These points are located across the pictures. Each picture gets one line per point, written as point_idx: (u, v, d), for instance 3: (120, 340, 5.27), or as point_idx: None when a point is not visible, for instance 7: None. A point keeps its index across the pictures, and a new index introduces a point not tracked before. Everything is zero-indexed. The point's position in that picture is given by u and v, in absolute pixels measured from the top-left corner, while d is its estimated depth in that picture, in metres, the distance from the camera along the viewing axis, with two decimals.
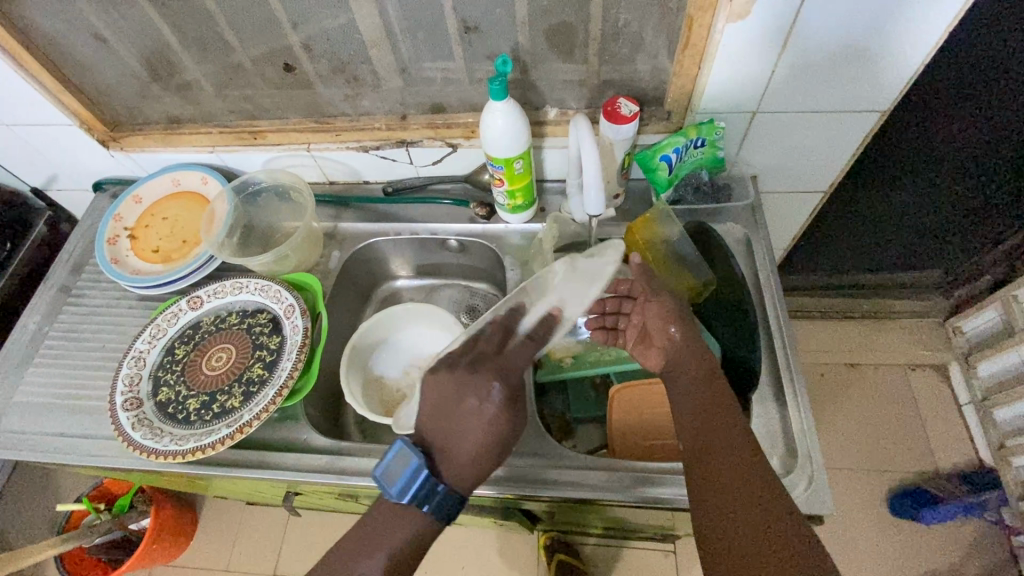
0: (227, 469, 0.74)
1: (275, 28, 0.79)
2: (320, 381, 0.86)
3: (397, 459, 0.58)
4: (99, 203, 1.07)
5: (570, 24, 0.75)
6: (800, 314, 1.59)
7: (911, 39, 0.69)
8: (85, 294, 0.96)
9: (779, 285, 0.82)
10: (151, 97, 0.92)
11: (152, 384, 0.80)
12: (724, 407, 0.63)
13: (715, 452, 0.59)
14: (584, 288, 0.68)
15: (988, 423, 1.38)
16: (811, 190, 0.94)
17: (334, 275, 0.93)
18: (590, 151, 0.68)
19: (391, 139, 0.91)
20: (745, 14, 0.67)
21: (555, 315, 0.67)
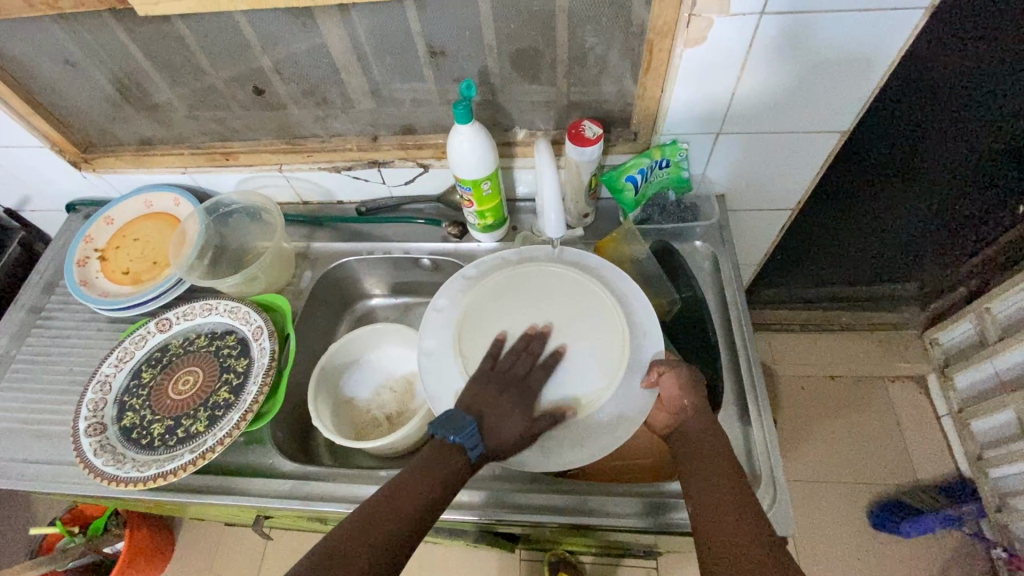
0: (189, 495, 0.73)
1: (244, 51, 0.79)
2: (289, 403, 0.86)
3: (456, 412, 0.66)
4: (72, 224, 1.06)
5: (535, 49, 0.76)
6: (779, 327, 1.62)
7: (865, 62, 0.70)
8: (54, 316, 0.95)
9: (745, 303, 0.82)
10: (122, 119, 0.92)
11: (117, 408, 0.80)
12: (720, 447, 0.64)
13: (709, 491, 0.60)
14: (595, 435, 0.68)
15: (966, 435, 1.38)
16: (780, 208, 0.96)
17: (305, 296, 0.93)
18: (549, 171, 0.69)
19: (363, 160, 0.92)
20: (702, 39, 0.69)
21: (559, 411, 0.67)
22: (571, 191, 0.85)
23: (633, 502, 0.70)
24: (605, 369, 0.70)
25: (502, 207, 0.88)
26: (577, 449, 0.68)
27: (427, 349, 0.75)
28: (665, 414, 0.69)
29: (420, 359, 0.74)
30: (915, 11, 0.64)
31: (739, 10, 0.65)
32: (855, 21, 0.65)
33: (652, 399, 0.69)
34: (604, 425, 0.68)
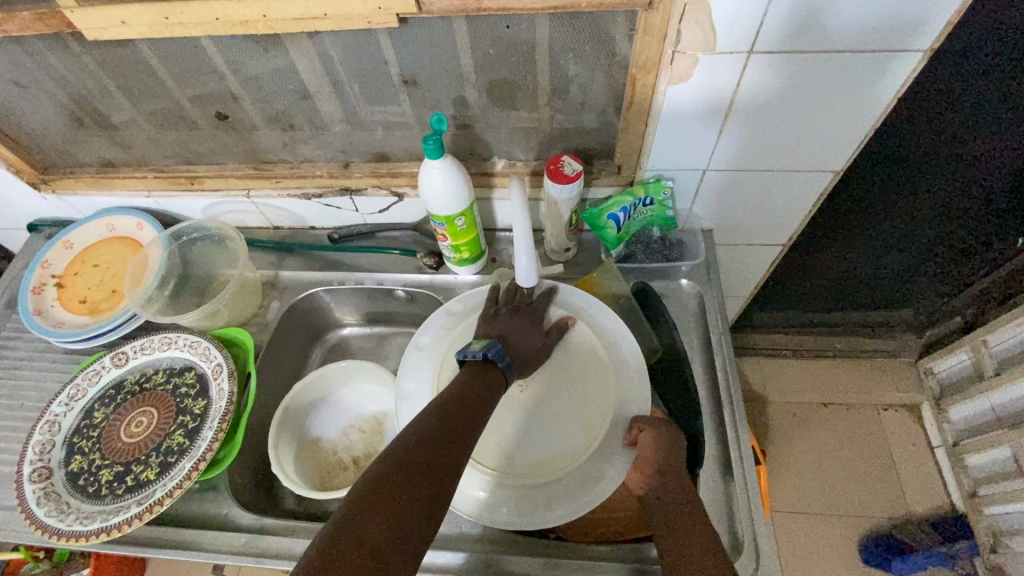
0: (138, 549, 0.69)
1: (205, 76, 0.75)
2: (251, 445, 0.82)
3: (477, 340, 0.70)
4: (32, 244, 1.02)
5: (513, 79, 0.72)
6: (769, 352, 1.55)
7: (858, 103, 0.67)
8: (8, 345, 0.90)
9: (731, 348, 0.78)
10: (82, 140, 0.87)
11: (65, 451, 0.75)
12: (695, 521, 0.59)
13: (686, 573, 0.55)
14: (575, 496, 0.66)
15: (960, 468, 1.34)
16: (770, 243, 0.92)
17: (271, 328, 0.89)
18: (520, 223, 0.65)
19: (334, 187, 0.87)
20: (686, 76, 0.65)
21: (560, 324, 0.75)
22: (551, 226, 0.81)
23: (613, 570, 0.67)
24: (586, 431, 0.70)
25: (478, 240, 0.84)
26: (552, 509, 0.65)
27: (406, 392, 0.73)
28: (641, 475, 0.64)
29: (397, 402, 0.73)
30: (912, 53, 0.60)
31: (726, 48, 0.61)
32: (850, 62, 0.62)
33: (629, 459, 0.66)
34: (582, 489, 0.66)
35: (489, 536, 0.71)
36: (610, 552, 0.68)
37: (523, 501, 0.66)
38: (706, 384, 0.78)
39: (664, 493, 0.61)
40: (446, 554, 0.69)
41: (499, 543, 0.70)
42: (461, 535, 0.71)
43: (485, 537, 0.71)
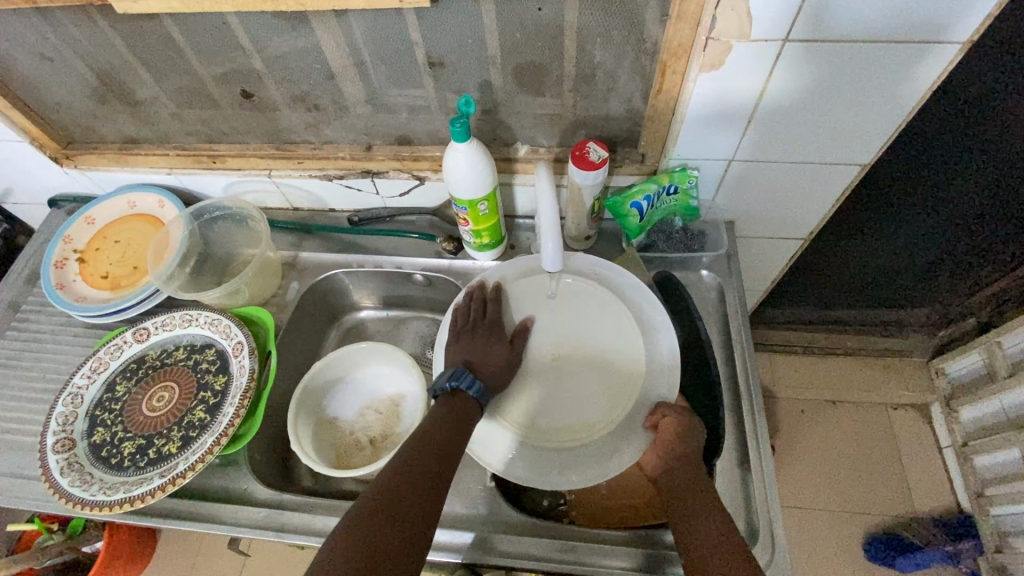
0: (158, 520, 0.70)
1: (231, 53, 0.75)
2: (269, 423, 0.82)
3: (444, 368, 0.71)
4: (53, 220, 1.02)
5: (541, 63, 0.71)
6: (782, 348, 1.57)
7: (891, 96, 0.66)
8: (30, 317, 0.91)
9: (750, 339, 0.79)
10: (105, 116, 0.87)
11: (87, 423, 0.76)
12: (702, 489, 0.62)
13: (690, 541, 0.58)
14: (586, 464, 0.69)
15: (968, 469, 1.34)
16: (791, 237, 0.92)
17: (290, 309, 0.89)
18: (546, 205, 0.64)
19: (356, 169, 0.87)
20: (718, 64, 0.64)
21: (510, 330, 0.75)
22: (573, 214, 0.81)
23: (628, 555, 0.67)
24: (608, 407, 0.72)
25: (499, 226, 0.84)
26: (565, 472, 0.69)
27: (448, 336, 0.78)
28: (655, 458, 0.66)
29: (437, 348, 0.77)
30: (949, 45, 0.60)
31: (760, 36, 0.60)
32: (886, 53, 0.61)
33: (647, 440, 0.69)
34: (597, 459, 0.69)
35: (504, 520, 0.72)
36: (621, 537, 0.69)
37: (540, 458, 0.70)
38: (724, 375, 0.78)
39: (673, 469, 0.65)
40: (458, 535, 0.70)
41: (515, 527, 0.71)
42: (477, 517, 0.72)
43: (499, 520, 0.72)
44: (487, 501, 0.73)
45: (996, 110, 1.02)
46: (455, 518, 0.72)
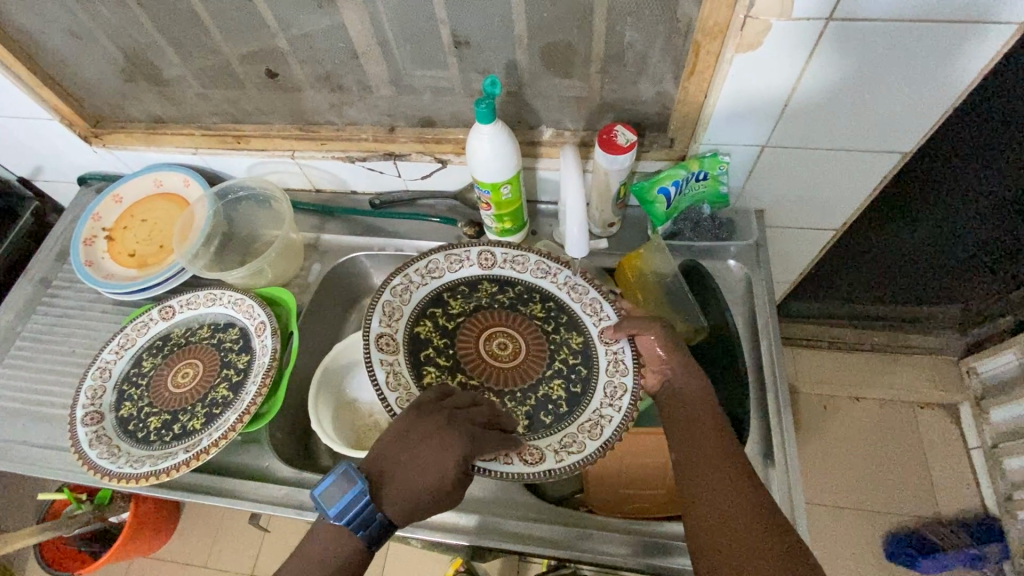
0: (183, 493, 0.72)
1: (257, 32, 0.74)
2: (289, 403, 0.83)
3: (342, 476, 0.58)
4: (83, 198, 1.04)
5: (569, 43, 0.69)
6: (805, 343, 1.52)
7: (939, 81, 0.63)
8: (61, 293, 0.93)
9: (778, 331, 0.77)
10: (133, 94, 0.88)
11: (115, 396, 0.78)
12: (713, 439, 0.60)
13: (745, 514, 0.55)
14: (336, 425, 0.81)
15: (997, 471, 1.31)
16: (823, 228, 0.89)
17: (312, 290, 0.90)
18: (573, 197, 0.66)
19: (379, 151, 0.87)
20: (757, 44, 0.62)
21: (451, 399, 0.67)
22: (597, 200, 0.80)
23: (615, 539, 0.67)
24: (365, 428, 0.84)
25: (522, 211, 0.83)
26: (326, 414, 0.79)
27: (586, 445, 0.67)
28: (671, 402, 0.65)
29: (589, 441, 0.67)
30: (1003, 27, 0.56)
31: (803, 14, 0.57)
32: (933, 34, 0.58)
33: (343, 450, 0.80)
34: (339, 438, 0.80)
35: (521, 502, 0.72)
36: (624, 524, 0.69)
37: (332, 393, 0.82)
38: (750, 366, 0.77)
39: (694, 423, 0.62)
40: (465, 516, 0.71)
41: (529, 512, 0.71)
42: (493, 499, 0.72)
43: (513, 502, 0.72)
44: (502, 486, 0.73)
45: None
46: (470, 500, 0.72)
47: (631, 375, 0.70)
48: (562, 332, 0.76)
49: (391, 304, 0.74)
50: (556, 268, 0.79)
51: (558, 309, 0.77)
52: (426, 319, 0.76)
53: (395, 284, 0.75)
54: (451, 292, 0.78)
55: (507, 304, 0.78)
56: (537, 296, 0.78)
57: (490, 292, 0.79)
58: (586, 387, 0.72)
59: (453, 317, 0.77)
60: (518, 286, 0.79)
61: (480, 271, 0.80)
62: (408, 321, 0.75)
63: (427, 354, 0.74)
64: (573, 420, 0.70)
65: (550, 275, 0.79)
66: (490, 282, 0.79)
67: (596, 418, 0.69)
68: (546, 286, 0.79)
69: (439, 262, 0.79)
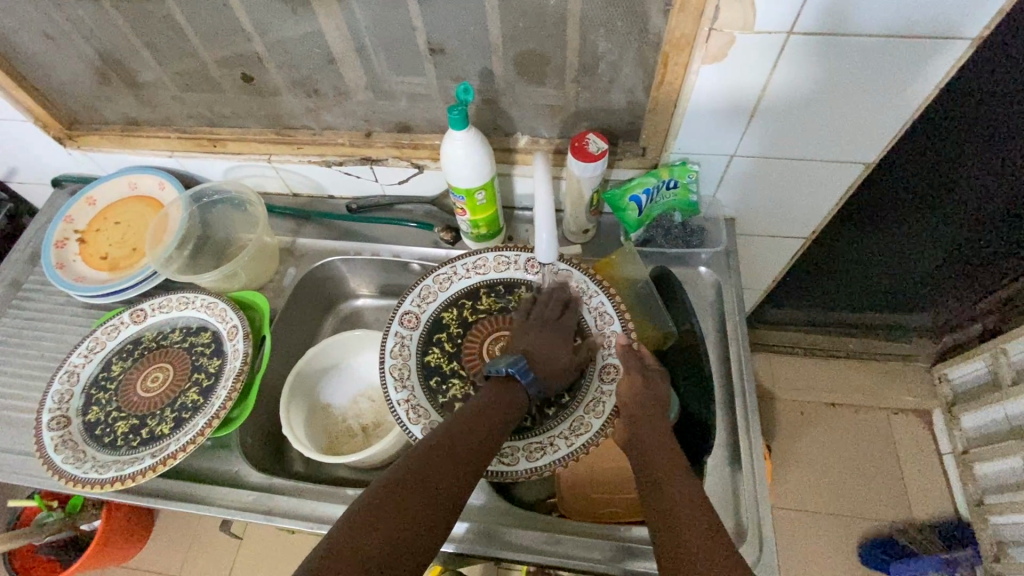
0: (149, 499, 0.71)
1: (233, 36, 0.74)
2: (262, 408, 0.83)
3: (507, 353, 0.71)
4: (57, 199, 1.03)
5: (542, 52, 0.71)
6: (782, 350, 1.54)
7: (898, 92, 0.65)
8: (31, 296, 0.92)
9: (746, 337, 0.78)
10: (108, 96, 0.87)
11: (83, 400, 0.77)
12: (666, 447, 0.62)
13: (694, 510, 0.55)
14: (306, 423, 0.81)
15: (968, 476, 1.33)
16: (792, 236, 0.91)
17: (286, 294, 0.90)
18: (542, 204, 0.66)
19: (355, 156, 0.87)
20: (722, 56, 0.63)
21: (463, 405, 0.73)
22: (571, 207, 0.81)
23: (584, 544, 0.68)
24: (332, 431, 0.84)
25: (497, 216, 0.84)
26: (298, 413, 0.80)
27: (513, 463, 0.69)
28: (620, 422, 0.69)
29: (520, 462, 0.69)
30: (958, 42, 0.58)
31: (765, 27, 0.59)
32: (894, 47, 0.60)
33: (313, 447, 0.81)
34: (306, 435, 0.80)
35: (492, 507, 0.72)
36: (592, 528, 0.69)
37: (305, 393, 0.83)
38: (719, 372, 0.78)
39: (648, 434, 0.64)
40: None
41: (501, 518, 0.71)
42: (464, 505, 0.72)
43: (487, 509, 0.72)
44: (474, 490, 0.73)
45: (994, 136, 0.98)
46: None
47: (602, 419, 0.70)
48: None
49: (409, 314, 0.79)
50: (594, 291, 0.78)
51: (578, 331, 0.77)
52: (452, 309, 0.81)
53: (441, 271, 0.81)
54: (487, 289, 0.82)
55: None
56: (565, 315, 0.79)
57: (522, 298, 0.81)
58: (575, 396, 0.73)
59: (476, 314, 0.81)
60: None
61: (525, 276, 0.82)
62: (436, 304, 0.81)
63: (439, 337, 0.79)
64: (528, 437, 0.71)
65: (587, 295, 0.78)
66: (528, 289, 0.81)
67: (550, 442, 0.70)
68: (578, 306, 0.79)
69: (489, 260, 0.82)
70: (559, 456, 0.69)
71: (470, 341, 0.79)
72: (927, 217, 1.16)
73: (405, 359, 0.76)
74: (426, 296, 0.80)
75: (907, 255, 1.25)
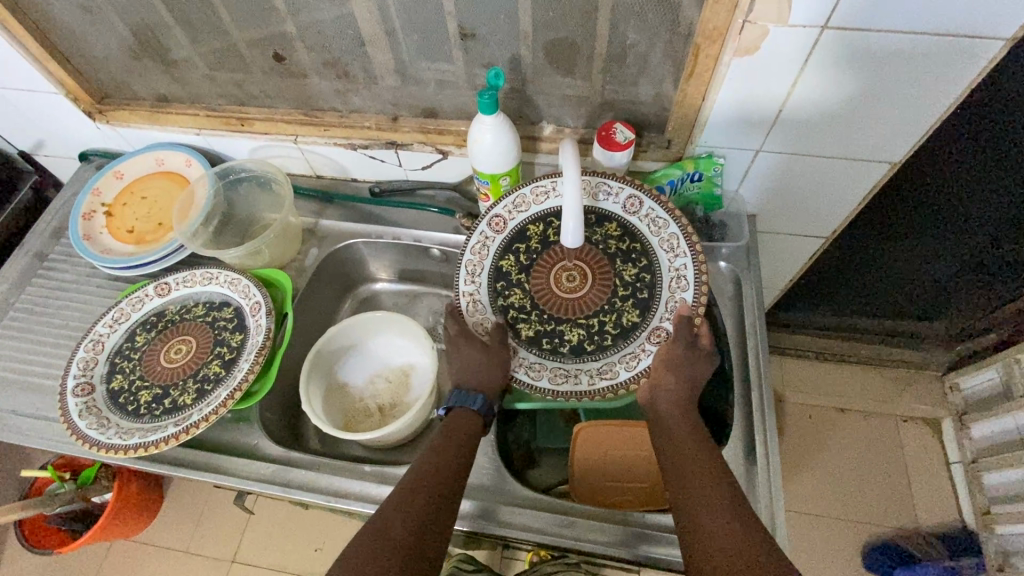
0: (169, 467, 0.73)
1: (266, 15, 0.75)
2: (281, 384, 0.84)
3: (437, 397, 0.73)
4: (83, 173, 1.04)
5: (573, 40, 0.71)
6: (793, 353, 1.55)
7: (930, 91, 0.65)
8: (56, 266, 0.94)
9: (765, 332, 0.79)
10: (140, 73, 0.89)
11: (107, 369, 0.78)
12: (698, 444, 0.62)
13: (727, 511, 0.55)
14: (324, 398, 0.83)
15: (975, 486, 1.32)
16: (814, 234, 0.91)
17: (308, 274, 0.91)
18: (572, 179, 0.66)
19: (381, 140, 0.88)
20: (754, 48, 0.63)
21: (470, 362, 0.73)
22: None
23: (598, 528, 0.68)
24: (353, 408, 0.86)
25: None
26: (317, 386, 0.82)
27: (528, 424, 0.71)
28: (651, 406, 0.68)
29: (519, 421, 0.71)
30: (993, 42, 0.58)
31: (800, 21, 0.59)
32: (926, 46, 0.60)
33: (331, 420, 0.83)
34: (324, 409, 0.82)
35: (508, 489, 0.73)
36: (607, 513, 0.70)
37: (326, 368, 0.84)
38: (737, 365, 0.79)
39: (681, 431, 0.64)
40: None
41: (517, 500, 0.72)
42: (478, 486, 0.73)
43: (504, 491, 0.73)
44: (490, 472, 0.74)
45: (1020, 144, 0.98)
46: None
47: (630, 373, 0.71)
48: (625, 304, 0.75)
49: (499, 216, 0.80)
50: (682, 250, 0.75)
51: (652, 284, 0.75)
52: (543, 224, 0.80)
53: (542, 182, 0.79)
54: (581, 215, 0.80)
55: (618, 253, 0.78)
56: (644, 263, 0.77)
57: (611, 233, 0.79)
58: (619, 342, 0.73)
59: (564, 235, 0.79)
60: (637, 243, 0.78)
61: (621, 212, 0.79)
62: (528, 216, 0.81)
63: (519, 247, 0.80)
64: (564, 359, 0.74)
65: (672, 253, 0.75)
66: (622, 226, 0.79)
67: (576, 374, 0.72)
68: (659, 258, 0.76)
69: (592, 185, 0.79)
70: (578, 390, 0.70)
71: (546, 263, 0.79)
72: (947, 224, 1.15)
73: (483, 255, 0.79)
74: (522, 204, 0.80)
75: (924, 262, 1.25)
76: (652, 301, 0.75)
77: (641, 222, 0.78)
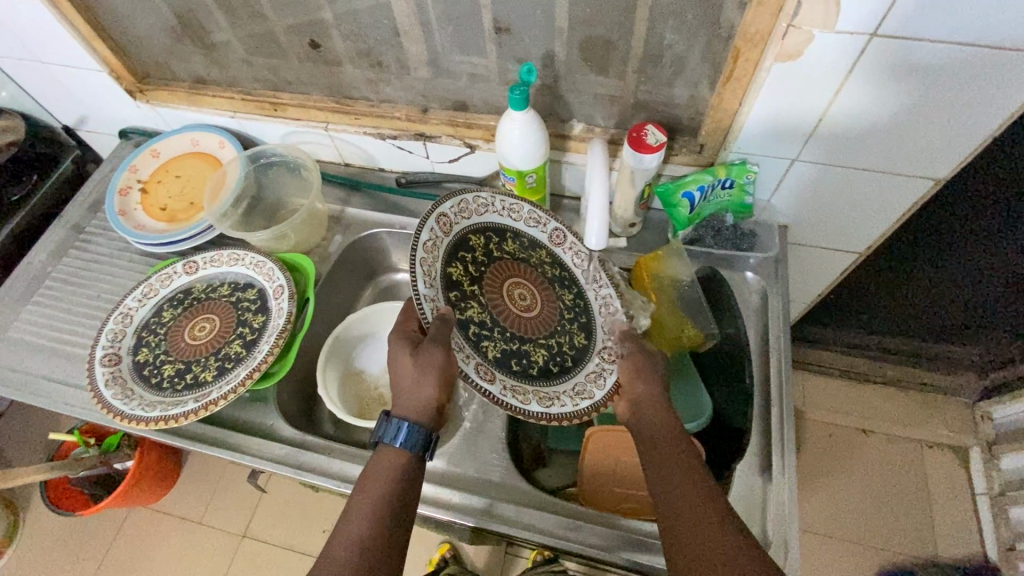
0: (188, 441, 0.74)
1: (305, 2, 0.76)
2: (298, 367, 0.85)
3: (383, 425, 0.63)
4: (122, 150, 1.07)
5: (609, 38, 0.70)
6: (816, 368, 1.51)
7: (984, 105, 0.61)
8: (92, 239, 0.96)
9: (790, 347, 0.77)
10: (180, 54, 0.90)
11: (134, 341, 0.81)
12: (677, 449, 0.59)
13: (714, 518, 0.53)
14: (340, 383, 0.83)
15: (1002, 520, 1.27)
16: (847, 249, 0.88)
17: (331, 260, 0.92)
18: (596, 174, 0.66)
19: (410, 131, 0.88)
20: (797, 54, 0.61)
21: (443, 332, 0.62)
22: (621, 200, 0.81)
23: (605, 534, 0.68)
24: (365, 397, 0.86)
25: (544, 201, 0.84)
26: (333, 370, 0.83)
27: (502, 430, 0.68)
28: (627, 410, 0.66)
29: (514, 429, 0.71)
30: None
31: (848, 27, 0.57)
32: (982, 59, 0.57)
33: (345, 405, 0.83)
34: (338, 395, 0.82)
35: (517, 488, 0.72)
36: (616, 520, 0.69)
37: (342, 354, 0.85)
38: (758, 379, 0.77)
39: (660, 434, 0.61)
40: (461, 496, 0.71)
41: (524, 499, 0.71)
42: (486, 482, 0.73)
43: (512, 489, 0.73)
44: (498, 470, 0.74)
45: None
46: (462, 480, 0.74)
47: (604, 393, 0.69)
48: (571, 326, 0.75)
49: (446, 216, 0.69)
50: (605, 282, 0.79)
51: (583, 312, 0.77)
52: (481, 235, 0.73)
53: (483, 193, 0.74)
54: (513, 236, 0.77)
55: (550, 279, 0.77)
56: (574, 291, 0.78)
57: (540, 259, 0.78)
58: (577, 364, 0.72)
59: (501, 250, 0.75)
60: (566, 272, 0.79)
61: (547, 241, 0.79)
62: (472, 223, 0.73)
63: (463, 254, 0.71)
64: (539, 381, 0.68)
65: (596, 284, 0.79)
66: (550, 256, 0.79)
67: (556, 397, 0.67)
68: (586, 291, 0.79)
69: (523, 210, 0.77)
70: (566, 411, 0.66)
71: (489, 280, 0.72)
72: (991, 247, 1.11)
73: (434, 256, 0.66)
74: (463, 209, 0.72)
75: (964, 284, 1.20)
76: (590, 326, 0.76)
77: (566, 253, 0.80)
